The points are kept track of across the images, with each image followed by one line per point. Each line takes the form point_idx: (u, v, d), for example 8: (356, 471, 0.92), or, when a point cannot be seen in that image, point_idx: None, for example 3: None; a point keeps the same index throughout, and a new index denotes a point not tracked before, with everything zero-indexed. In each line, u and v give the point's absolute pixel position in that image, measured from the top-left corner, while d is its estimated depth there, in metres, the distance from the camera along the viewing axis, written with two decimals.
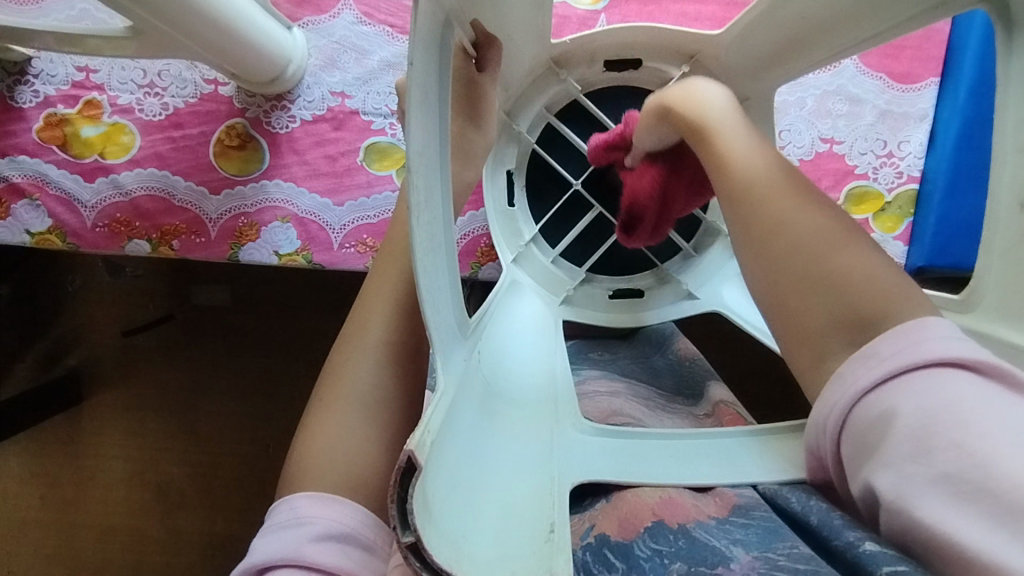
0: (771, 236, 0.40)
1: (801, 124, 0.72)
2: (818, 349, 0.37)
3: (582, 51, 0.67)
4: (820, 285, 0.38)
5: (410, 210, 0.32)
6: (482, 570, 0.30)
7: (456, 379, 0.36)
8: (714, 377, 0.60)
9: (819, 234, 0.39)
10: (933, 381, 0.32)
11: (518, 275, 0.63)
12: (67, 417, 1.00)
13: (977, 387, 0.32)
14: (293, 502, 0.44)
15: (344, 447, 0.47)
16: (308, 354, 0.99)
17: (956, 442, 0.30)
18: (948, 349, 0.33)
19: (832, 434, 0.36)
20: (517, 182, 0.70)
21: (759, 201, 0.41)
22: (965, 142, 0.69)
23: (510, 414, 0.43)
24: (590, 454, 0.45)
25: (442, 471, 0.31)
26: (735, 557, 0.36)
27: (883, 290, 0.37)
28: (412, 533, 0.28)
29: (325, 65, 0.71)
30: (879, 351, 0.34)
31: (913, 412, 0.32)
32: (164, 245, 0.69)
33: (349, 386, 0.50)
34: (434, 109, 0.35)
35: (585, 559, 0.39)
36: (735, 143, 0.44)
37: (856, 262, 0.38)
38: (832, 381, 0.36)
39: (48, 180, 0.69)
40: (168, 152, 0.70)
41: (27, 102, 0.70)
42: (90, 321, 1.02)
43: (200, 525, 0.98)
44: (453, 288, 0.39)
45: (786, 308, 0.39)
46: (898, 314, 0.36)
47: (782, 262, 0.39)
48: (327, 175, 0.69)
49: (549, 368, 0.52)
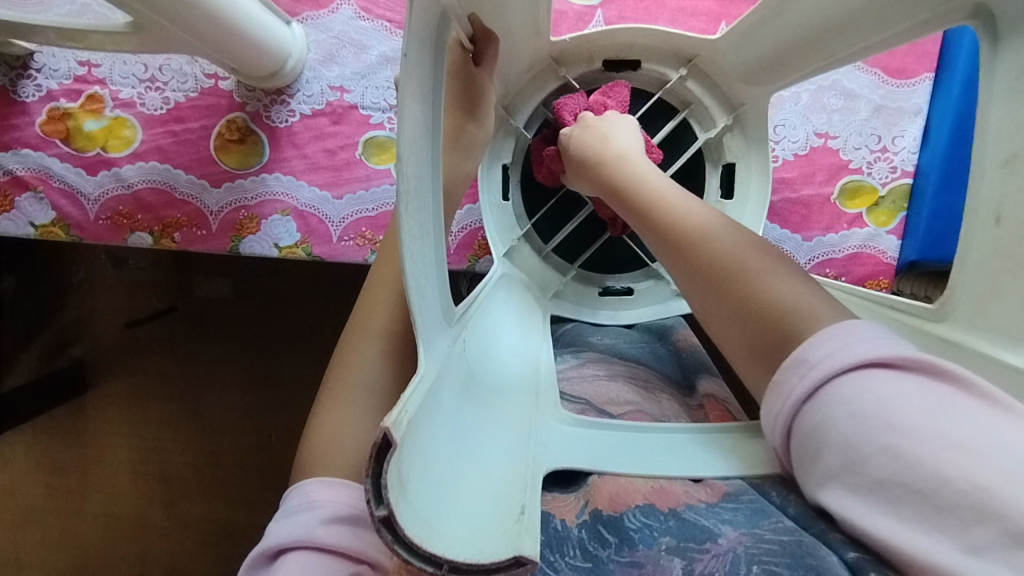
0: (700, 277, 0.43)
1: (796, 119, 0.73)
2: (756, 372, 0.40)
3: (582, 50, 0.68)
4: (735, 317, 0.41)
5: (399, 197, 0.33)
6: (452, 546, 0.31)
7: (438, 364, 0.37)
8: (708, 369, 0.60)
9: (739, 263, 0.42)
10: (862, 383, 0.34)
11: (510, 269, 0.64)
12: (72, 407, 1.02)
13: (902, 384, 0.33)
14: (304, 488, 0.45)
15: (349, 436, 0.48)
16: (308, 344, 1.00)
17: (884, 447, 0.32)
18: (873, 349, 0.34)
19: (783, 436, 0.38)
20: (513, 176, 0.71)
21: (688, 245, 0.44)
22: (958, 136, 0.69)
23: (489, 402, 0.44)
24: (567, 443, 0.46)
25: (417, 450, 0.32)
26: (722, 533, 0.38)
27: (801, 309, 0.38)
28: (386, 507, 0.28)
29: (324, 60, 0.71)
30: (807, 358, 0.36)
31: (839, 422, 0.33)
32: (166, 238, 0.70)
33: (356, 374, 0.51)
34: (426, 108, 0.36)
35: (582, 536, 0.41)
36: (670, 193, 0.49)
37: (777, 283, 0.40)
38: (771, 390, 0.37)
39: (51, 173, 0.70)
40: (170, 145, 0.71)
41: (30, 96, 0.71)
42: (93, 314, 1.03)
43: (203, 514, 1.00)
44: (439, 277, 0.40)
45: (721, 337, 0.42)
46: (810, 327, 0.37)
47: (712, 299, 0.42)
48: (326, 169, 0.70)
49: (533, 362, 0.53)
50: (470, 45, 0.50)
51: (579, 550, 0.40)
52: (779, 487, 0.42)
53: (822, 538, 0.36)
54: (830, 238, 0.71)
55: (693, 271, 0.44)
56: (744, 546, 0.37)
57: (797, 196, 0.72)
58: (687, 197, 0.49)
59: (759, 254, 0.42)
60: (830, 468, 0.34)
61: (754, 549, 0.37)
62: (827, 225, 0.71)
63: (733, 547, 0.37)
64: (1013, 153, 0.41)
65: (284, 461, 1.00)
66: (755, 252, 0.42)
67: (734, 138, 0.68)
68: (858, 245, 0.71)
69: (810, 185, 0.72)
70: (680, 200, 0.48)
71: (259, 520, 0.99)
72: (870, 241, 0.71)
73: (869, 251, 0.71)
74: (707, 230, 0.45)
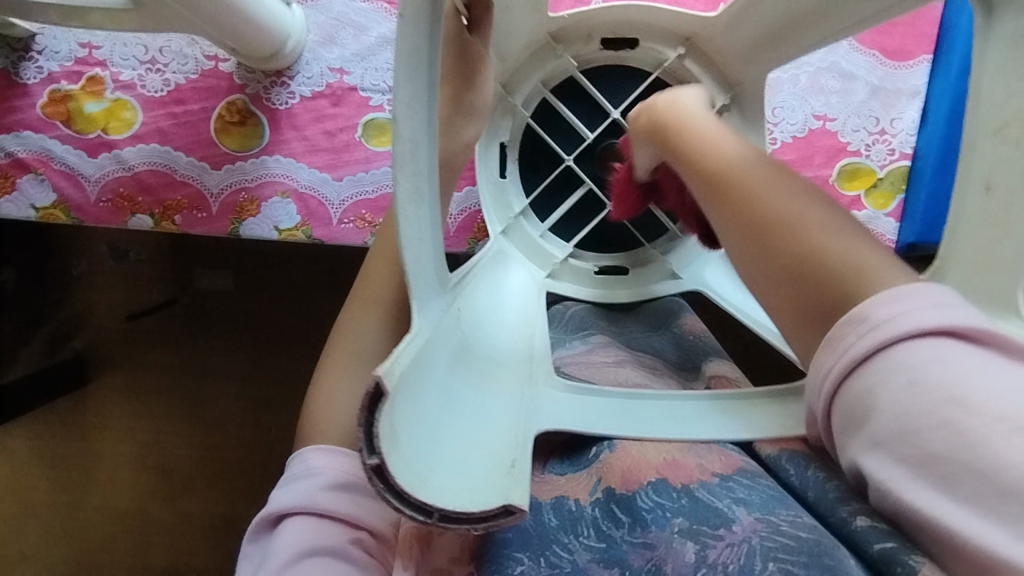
0: (759, 228, 0.41)
1: (794, 101, 0.73)
2: (802, 338, 0.39)
3: (579, 28, 0.68)
4: (793, 276, 0.39)
5: (393, 159, 0.34)
6: (445, 496, 0.32)
7: (432, 325, 0.38)
8: (718, 353, 0.58)
9: (797, 222, 0.40)
10: (927, 350, 0.33)
11: (505, 246, 0.65)
12: (72, 397, 1.02)
13: (964, 354, 0.33)
14: (304, 455, 0.45)
15: (347, 405, 0.48)
16: (308, 334, 1.00)
17: (945, 418, 0.31)
18: (935, 318, 0.34)
19: (827, 398, 0.37)
20: (510, 155, 0.71)
21: (744, 200, 0.43)
22: (954, 118, 0.70)
23: (484, 368, 0.44)
24: (561, 409, 0.46)
25: (411, 404, 0.33)
26: (737, 519, 0.38)
27: (864, 268, 0.37)
28: (378, 456, 0.29)
29: (323, 41, 0.72)
30: (870, 317, 0.35)
31: (903, 390, 0.33)
32: (166, 220, 0.70)
33: (355, 343, 0.50)
34: (423, 71, 0.36)
35: (594, 514, 0.42)
36: (731, 150, 0.47)
37: (838, 244, 0.39)
38: (823, 348, 0.37)
39: (52, 155, 0.70)
40: (170, 127, 0.71)
41: (31, 78, 0.71)
42: (93, 303, 1.03)
43: (203, 505, 1.00)
44: (436, 242, 0.40)
45: (771, 297, 0.41)
46: (871, 288, 0.36)
47: (769, 251, 0.41)
48: (326, 151, 0.70)
49: (528, 334, 0.54)
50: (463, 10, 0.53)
51: (593, 529, 0.41)
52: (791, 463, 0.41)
53: (846, 532, 0.37)
54: None
55: (749, 226, 0.42)
56: (759, 536, 0.37)
57: None
58: (752, 150, 0.47)
59: (820, 213, 0.41)
60: (872, 438, 0.34)
61: (770, 542, 0.36)
62: None
63: (748, 537, 0.37)
64: (1008, 121, 0.41)
65: (284, 451, 1.00)
66: (814, 209, 0.41)
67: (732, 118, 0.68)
68: None
69: (809, 167, 0.72)
70: (743, 155, 0.46)
71: (259, 510, 0.99)
72: (868, 222, 0.71)
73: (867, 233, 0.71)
74: (764, 186, 0.43)
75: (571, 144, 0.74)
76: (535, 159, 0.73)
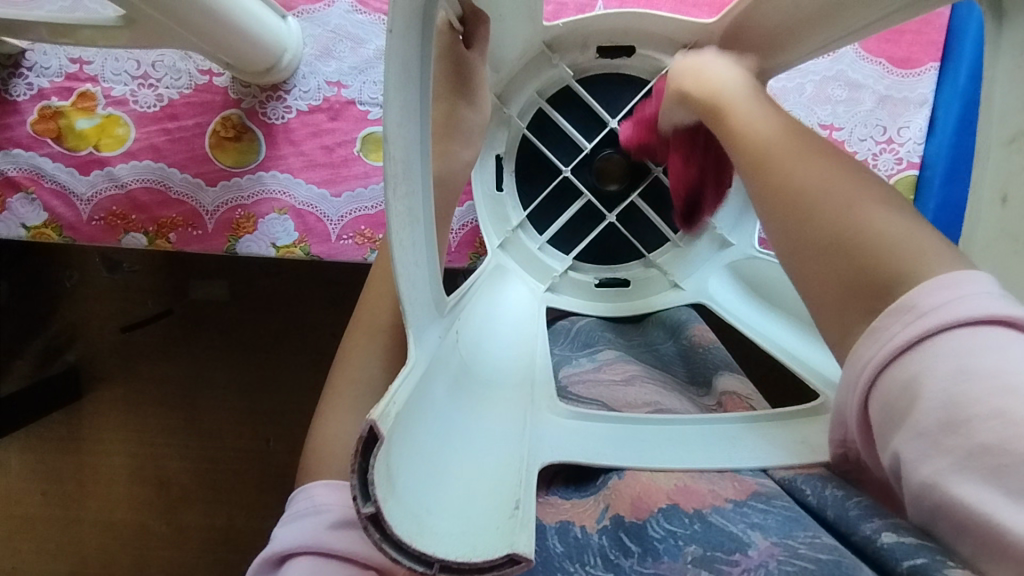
0: (794, 200, 0.37)
1: (801, 111, 0.72)
2: (837, 315, 0.35)
3: (575, 36, 0.66)
4: (833, 253, 0.35)
5: (386, 180, 0.31)
6: (443, 543, 0.30)
7: (429, 354, 0.36)
8: (731, 367, 0.56)
9: (839, 194, 0.36)
10: (977, 338, 0.29)
11: (503, 261, 0.64)
12: (67, 412, 1.00)
13: (1017, 344, 0.29)
14: (310, 491, 0.44)
15: (352, 440, 0.47)
16: (307, 346, 0.99)
17: (1001, 412, 0.27)
18: (986, 305, 0.30)
19: (865, 389, 0.32)
20: (506, 167, 0.70)
21: (775, 167, 0.39)
22: (964, 126, 0.69)
23: (483, 394, 0.43)
24: (564, 435, 0.45)
25: (407, 443, 0.32)
26: (753, 543, 0.37)
27: (914, 245, 0.33)
28: (373, 504, 0.28)
29: (320, 54, 0.70)
30: (917, 304, 0.31)
31: (953, 378, 0.29)
32: (161, 238, 0.68)
33: (357, 374, 0.49)
34: (416, 92, 0.34)
35: (603, 543, 0.41)
36: (752, 117, 0.44)
37: (883, 220, 0.34)
38: (867, 336, 0.32)
39: (43, 173, 0.68)
40: (164, 143, 0.69)
41: (21, 95, 0.69)
42: (88, 318, 1.02)
43: (202, 519, 0.98)
44: (430, 264, 0.39)
45: (803, 272, 0.36)
46: (919, 269, 0.32)
47: (801, 223, 0.36)
48: (324, 166, 0.69)
49: (527, 353, 0.52)
50: (457, 25, 0.52)
51: (600, 559, 0.40)
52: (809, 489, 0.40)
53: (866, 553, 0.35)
54: None
55: (785, 194, 0.37)
56: (777, 560, 0.35)
57: None
58: (783, 121, 0.42)
59: (860, 184, 0.36)
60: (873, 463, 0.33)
61: (789, 565, 0.35)
62: None
63: (765, 561, 0.35)
64: (1021, 130, 0.38)
65: (283, 465, 0.98)
66: (852, 181, 0.36)
67: None
68: None
69: None
70: (767, 123, 0.43)
71: (259, 525, 0.97)
72: None
73: None
74: (797, 152, 0.39)
75: (569, 154, 0.72)
76: (532, 167, 0.72)
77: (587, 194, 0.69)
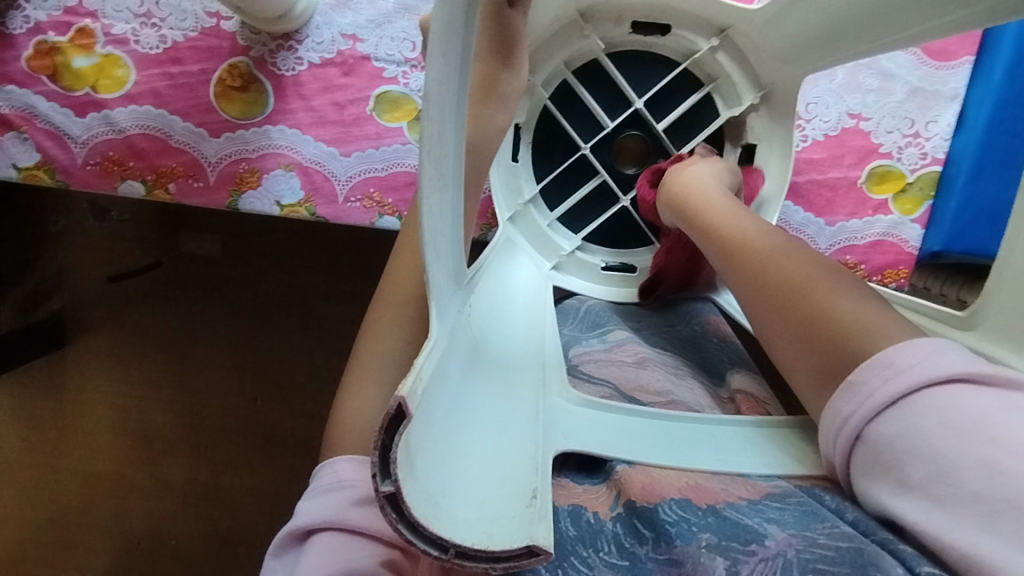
0: (765, 293, 0.42)
1: (829, 97, 0.70)
2: (817, 391, 0.38)
3: (610, 8, 0.65)
4: (799, 336, 0.39)
5: (421, 141, 0.29)
6: (460, 528, 0.29)
7: (448, 330, 0.34)
8: (747, 364, 0.55)
9: (807, 282, 0.40)
10: (953, 398, 0.32)
11: (513, 235, 0.62)
12: (50, 358, 0.98)
13: (990, 400, 0.32)
14: (334, 466, 0.43)
15: (364, 414, 0.45)
16: (301, 307, 0.97)
17: (986, 461, 0.31)
18: (954, 365, 0.33)
19: (851, 437, 0.35)
20: (524, 137, 0.67)
21: (752, 266, 0.44)
22: (995, 125, 0.67)
23: (494, 375, 0.41)
24: (575, 424, 0.44)
25: (425, 421, 0.30)
26: (769, 534, 0.37)
27: (871, 325, 0.37)
28: (392, 483, 0.27)
29: (336, 5, 0.67)
30: (895, 361, 0.34)
31: (936, 433, 0.32)
32: (160, 188, 0.65)
33: (373, 347, 0.48)
34: (457, 52, 0.32)
35: (616, 530, 0.40)
36: (735, 223, 0.48)
37: (844, 302, 0.38)
38: (844, 390, 0.36)
39: (36, 112, 0.64)
40: (166, 89, 0.66)
41: (17, 27, 0.65)
42: (74, 264, 0.98)
43: (184, 474, 0.97)
44: (455, 236, 0.37)
45: (778, 352, 0.41)
46: (876, 344, 0.36)
47: (772, 314, 0.41)
48: (334, 124, 0.66)
49: (538, 334, 0.51)
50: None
51: (614, 546, 0.39)
52: (834, 492, 0.39)
53: (887, 548, 0.34)
54: (854, 224, 0.69)
55: (759, 285, 0.42)
56: (796, 549, 0.35)
57: (824, 178, 0.70)
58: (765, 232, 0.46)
59: (822, 273, 0.41)
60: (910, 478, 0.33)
61: (808, 554, 0.35)
62: (852, 209, 0.69)
63: (783, 551, 0.35)
64: None
65: (269, 424, 0.97)
66: (818, 271, 0.41)
67: (760, 118, 0.65)
68: (880, 232, 0.69)
69: (838, 167, 0.70)
70: (749, 230, 0.46)
71: (243, 483, 0.96)
72: (893, 228, 0.69)
73: (891, 239, 0.69)
74: (772, 253, 0.43)
75: (591, 131, 0.69)
76: (551, 141, 0.70)
77: (604, 175, 0.67)
